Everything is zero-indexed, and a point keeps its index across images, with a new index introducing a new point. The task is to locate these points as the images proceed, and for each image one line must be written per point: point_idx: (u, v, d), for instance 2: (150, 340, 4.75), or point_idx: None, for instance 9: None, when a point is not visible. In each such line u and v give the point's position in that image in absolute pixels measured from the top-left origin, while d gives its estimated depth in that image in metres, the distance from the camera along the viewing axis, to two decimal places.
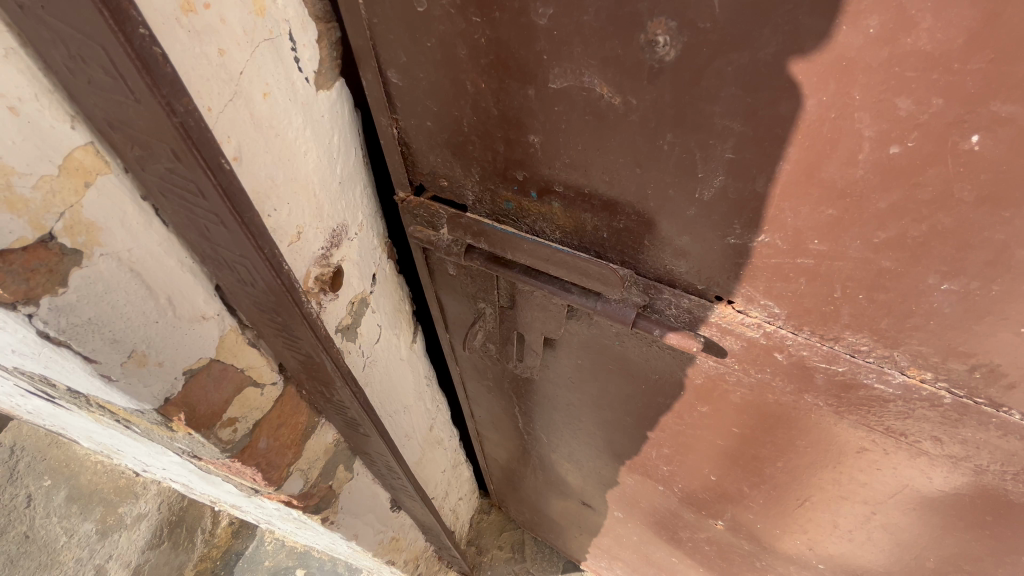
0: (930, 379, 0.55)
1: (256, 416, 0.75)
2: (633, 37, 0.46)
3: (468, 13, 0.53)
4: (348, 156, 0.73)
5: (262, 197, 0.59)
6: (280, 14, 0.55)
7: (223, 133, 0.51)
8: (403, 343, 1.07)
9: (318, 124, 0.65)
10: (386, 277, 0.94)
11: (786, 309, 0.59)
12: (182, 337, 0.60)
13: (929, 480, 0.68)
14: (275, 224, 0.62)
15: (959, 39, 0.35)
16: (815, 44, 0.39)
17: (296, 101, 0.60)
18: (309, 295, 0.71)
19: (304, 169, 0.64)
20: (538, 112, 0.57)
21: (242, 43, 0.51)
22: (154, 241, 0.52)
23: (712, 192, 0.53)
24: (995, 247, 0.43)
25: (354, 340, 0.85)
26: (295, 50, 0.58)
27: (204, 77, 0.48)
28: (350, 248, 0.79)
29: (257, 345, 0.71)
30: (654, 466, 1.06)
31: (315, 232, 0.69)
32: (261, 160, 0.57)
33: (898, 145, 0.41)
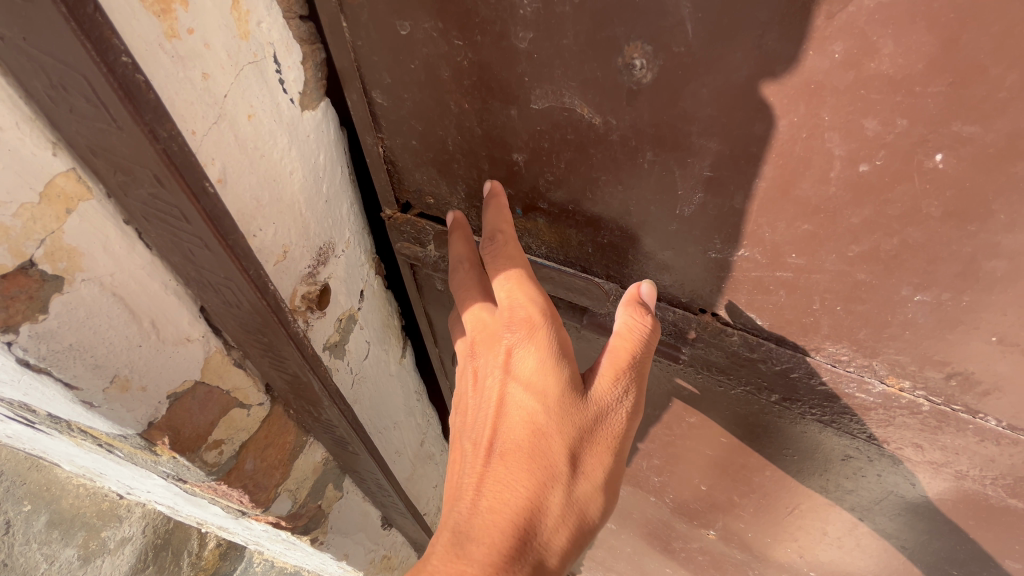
0: (909, 388, 0.57)
1: (241, 437, 0.75)
2: (611, 61, 0.47)
3: (450, 36, 0.54)
4: (334, 175, 0.73)
5: (247, 218, 0.59)
6: (265, 37, 0.55)
7: (207, 155, 0.52)
8: (393, 359, 1.06)
9: (305, 144, 0.65)
10: (374, 292, 0.94)
11: (768, 320, 0.60)
12: (164, 361, 0.59)
13: (912, 486, 0.69)
14: (260, 244, 0.62)
15: (919, 63, 0.36)
16: (785, 67, 0.40)
17: (281, 121, 0.60)
18: (295, 313, 0.71)
19: (289, 189, 0.64)
20: (520, 131, 0.59)
21: (226, 67, 0.51)
22: (137, 265, 0.52)
23: (693, 209, 0.54)
24: (964, 259, 0.44)
25: (342, 357, 0.85)
26: (280, 72, 0.58)
27: (189, 101, 0.48)
28: (337, 264, 0.79)
29: (243, 365, 0.70)
30: (645, 477, 1.07)
31: (301, 250, 0.69)
32: (245, 180, 0.57)
33: (867, 163, 0.42)
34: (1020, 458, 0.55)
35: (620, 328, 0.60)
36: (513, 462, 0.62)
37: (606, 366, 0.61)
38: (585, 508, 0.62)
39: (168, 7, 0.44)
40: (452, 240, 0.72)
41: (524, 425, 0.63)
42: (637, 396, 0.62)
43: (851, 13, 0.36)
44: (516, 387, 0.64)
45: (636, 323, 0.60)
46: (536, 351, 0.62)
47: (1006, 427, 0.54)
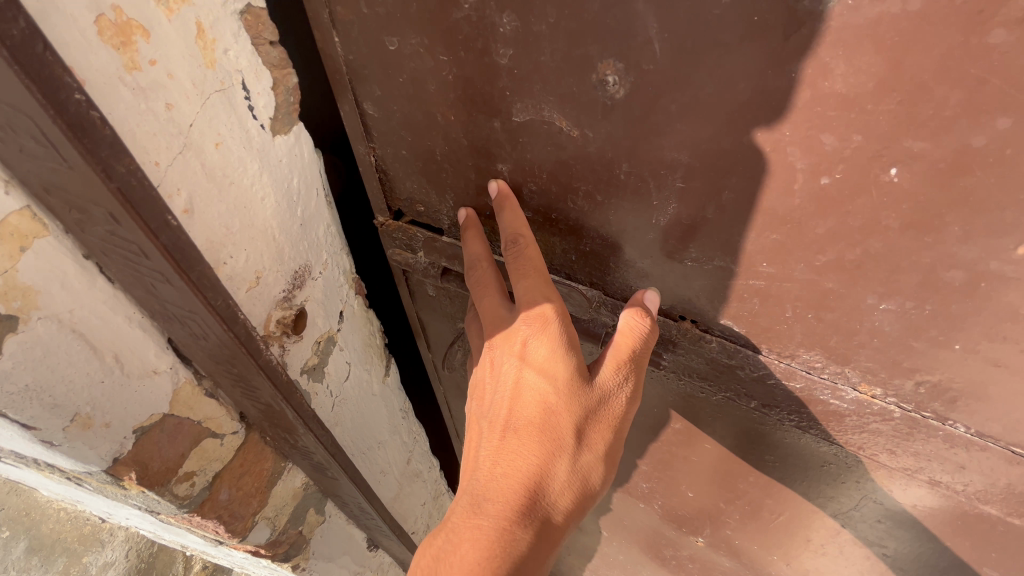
0: (880, 395, 0.58)
1: (215, 468, 0.76)
2: (586, 77, 0.49)
3: (436, 52, 0.56)
4: (310, 197, 0.71)
5: (216, 245, 0.57)
6: (232, 63, 0.53)
7: (172, 186, 0.50)
8: (376, 379, 1.03)
9: (277, 169, 0.63)
10: (354, 313, 0.91)
11: (744, 327, 0.62)
12: (132, 393, 0.59)
13: (890, 493, 0.70)
14: (230, 273, 0.60)
15: (870, 83, 0.38)
16: (746, 86, 0.42)
17: (251, 148, 0.58)
18: (270, 339, 0.70)
19: (261, 216, 0.62)
20: (504, 143, 0.61)
21: (192, 97, 0.49)
22: (99, 299, 0.52)
23: (668, 219, 0.56)
24: (924, 268, 0.46)
25: (321, 380, 0.84)
26: (249, 98, 0.56)
27: (152, 131, 0.46)
28: (315, 286, 0.77)
29: (215, 395, 0.72)
30: (633, 484, 1.08)
31: (275, 275, 0.67)
32: (215, 208, 0.55)
33: (828, 176, 0.44)
34: (990, 466, 0.56)
35: (622, 327, 0.61)
36: (521, 444, 0.63)
37: (609, 358, 0.62)
38: (591, 484, 0.64)
39: (129, 39, 0.42)
40: (466, 240, 0.70)
41: (534, 407, 0.64)
42: (637, 387, 0.63)
43: (804, 35, 0.38)
44: (527, 373, 0.65)
45: (637, 325, 0.61)
46: (546, 340, 0.63)
47: (974, 434, 0.55)
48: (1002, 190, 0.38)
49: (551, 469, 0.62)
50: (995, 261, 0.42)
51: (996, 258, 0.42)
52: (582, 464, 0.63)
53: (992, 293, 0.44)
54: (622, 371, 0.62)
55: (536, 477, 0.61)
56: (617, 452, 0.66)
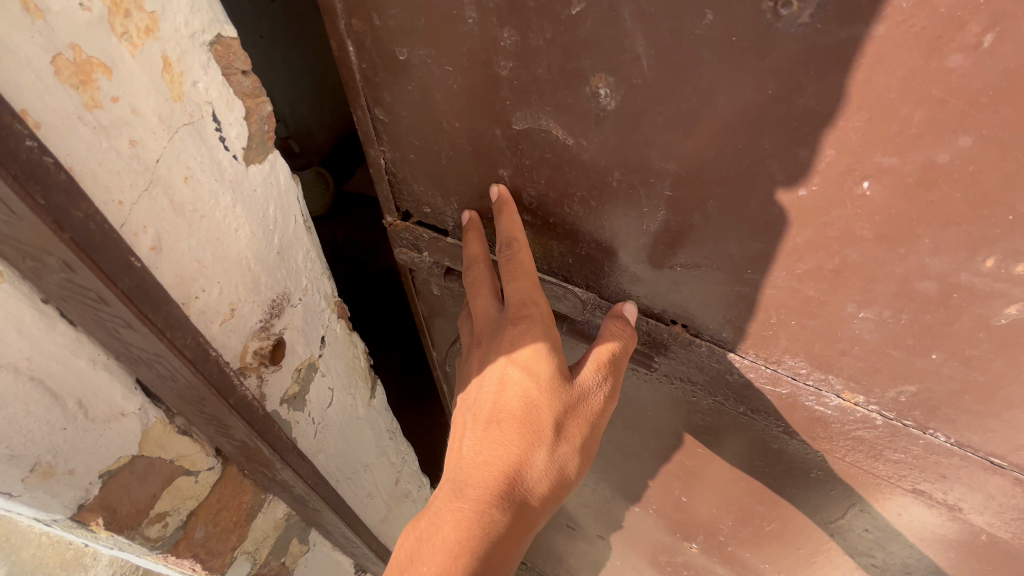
0: (862, 402, 0.59)
1: (189, 506, 0.73)
2: (580, 90, 0.52)
3: (442, 63, 0.60)
4: (285, 225, 0.68)
5: (186, 280, 0.55)
6: (201, 96, 0.52)
7: (137, 224, 0.48)
8: (361, 402, 1.01)
9: (250, 199, 0.61)
10: (337, 337, 0.88)
11: (732, 332, 0.64)
12: (97, 437, 0.57)
13: (877, 503, 0.71)
14: (202, 307, 0.58)
15: (839, 101, 0.40)
16: (727, 101, 0.44)
17: (222, 179, 0.56)
18: (247, 371, 0.67)
19: (235, 247, 0.60)
20: (505, 149, 0.64)
21: (159, 132, 0.48)
22: (57, 343, 0.50)
23: (658, 225, 0.59)
24: (898, 279, 0.47)
25: (302, 408, 0.81)
26: (220, 129, 0.55)
27: (115, 169, 0.45)
28: (294, 313, 0.75)
29: (188, 431, 0.69)
30: (628, 487, 1.09)
31: (252, 306, 0.65)
32: (184, 244, 0.54)
33: (805, 188, 0.46)
34: (971, 477, 0.57)
35: (604, 333, 0.66)
36: (504, 436, 0.65)
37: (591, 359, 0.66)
38: (567, 475, 0.67)
39: (88, 78, 0.41)
40: (467, 241, 0.74)
41: (515, 400, 0.66)
42: (614, 387, 0.68)
43: (779, 55, 0.40)
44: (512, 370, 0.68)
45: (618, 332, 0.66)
46: (533, 338, 0.67)
47: (953, 444, 0.56)
48: (968, 206, 0.40)
49: (530, 459, 0.64)
50: (965, 273, 0.44)
51: (966, 270, 0.44)
52: (561, 457, 0.65)
53: (964, 305, 0.46)
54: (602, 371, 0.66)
55: (516, 466, 0.64)
56: (592, 448, 0.69)
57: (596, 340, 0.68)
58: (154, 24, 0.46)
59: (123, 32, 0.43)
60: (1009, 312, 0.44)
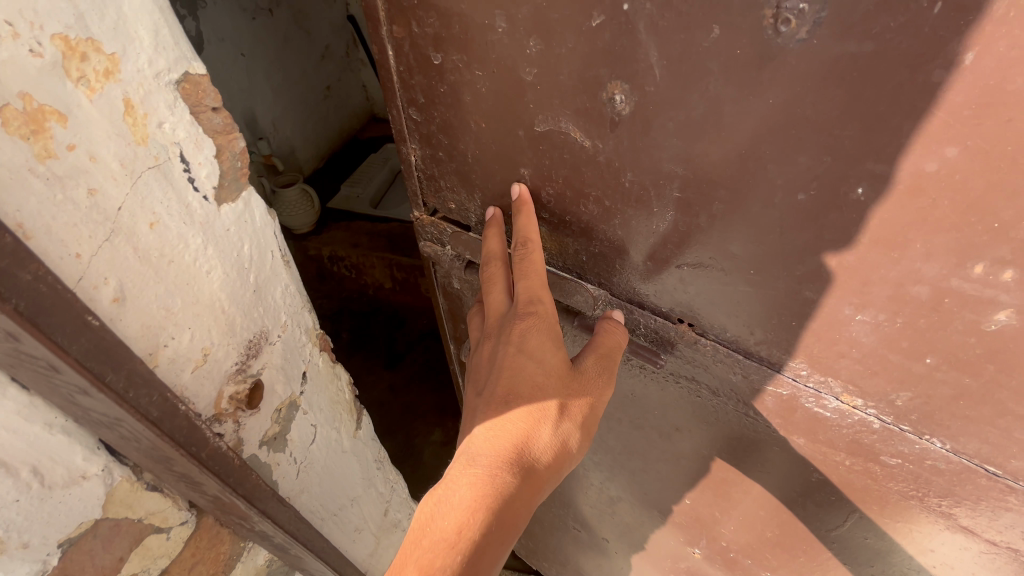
0: (860, 405, 0.61)
1: (160, 565, 0.71)
2: (597, 95, 0.56)
3: (473, 68, 0.65)
4: (262, 262, 0.70)
5: (153, 330, 0.57)
6: (168, 137, 0.54)
7: (100, 275, 0.50)
8: (346, 435, 1.00)
9: (224, 240, 0.63)
10: (320, 371, 0.90)
11: (735, 332, 0.67)
12: (57, 503, 0.56)
13: (877, 513, 0.71)
14: (171, 354, 0.60)
15: (835, 110, 0.43)
16: (731, 108, 0.48)
17: (192, 223, 0.58)
18: (222, 417, 0.69)
19: (207, 291, 0.62)
20: (527, 150, 0.68)
21: (119, 177, 0.50)
22: (10, 409, 0.50)
23: (667, 225, 0.62)
24: (892, 283, 0.50)
25: (283, 449, 0.82)
26: (189, 170, 0.57)
27: (72, 222, 0.47)
28: (273, 352, 0.76)
29: (158, 488, 0.68)
30: (633, 487, 1.12)
31: (227, 349, 0.67)
32: (151, 292, 0.56)
33: (803, 193, 0.49)
34: (967, 484, 0.59)
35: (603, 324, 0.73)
36: (516, 411, 0.69)
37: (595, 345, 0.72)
38: (570, 449, 0.70)
39: (41, 126, 0.43)
40: (487, 237, 0.78)
41: (521, 381, 0.70)
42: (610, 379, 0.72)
43: (779, 66, 0.43)
44: (520, 356, 0.72)
45: (613, 330, 0.73)
46: (542, 325, 0.72)
47: (949, 450, 0.58)
48: (956, 212, 0.43)
49: (536, 432, 0.68)
50: (956, 279, 0.46)
51: (957, 275, 0.46)
52: (569, 431, 0.69)
53: (955, 310, 0.48)
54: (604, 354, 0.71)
55: (527, 437, 0.67)
56: (593, 428, 0.73)
57: (595, 336, 0.73)
58: (115, 67, 0.48)
59: (79, 76, 0.45)
60: (998, 318, 0.46)
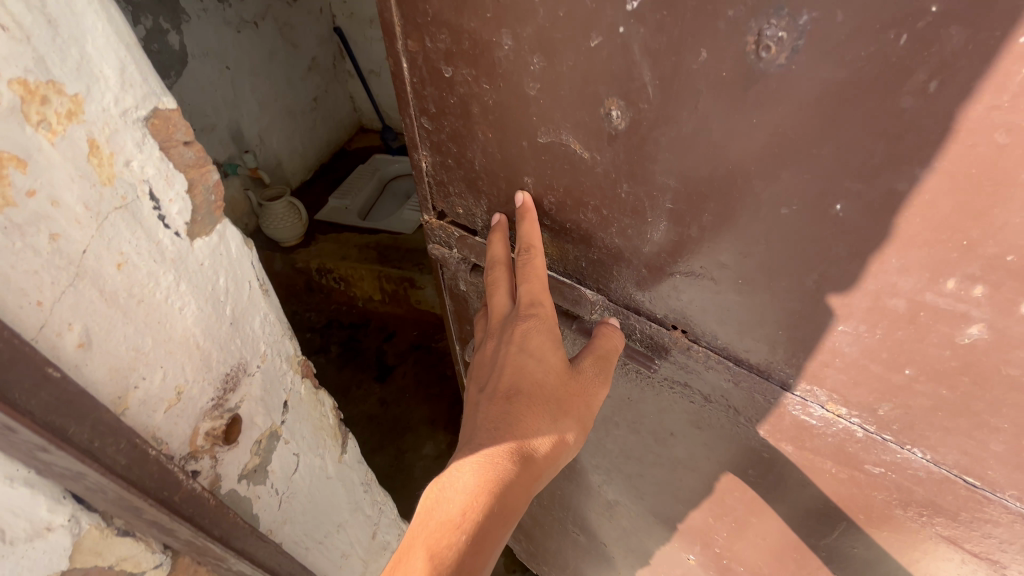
0: (845, 413, 0.63)
1: None
2: (596, 110, 0.60)
3: (481, 82, 0.69)
4: (240, 294, 0.76)
5: (123, 372, 0.61)
6: (137, 175, 0.59)
7: (64, 321, 0.54)
8: (332, 462, 1.03)
9: (199, 274, 0.68)
10: (302, 399, 0.94)
11: (726, 340, 0.69)
12: (19, 558, 0.57)
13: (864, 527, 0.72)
14: (143, 394, 0.64)
15: (815, 130, 0.46)
16: (718, 126, 0.51)
17: (163, 260, 0.63)
18: (198, 453, 0.74)
19: (180, 328, 0.67)
20: (530, 159, 0.72)
21: (83, 220, 0.54)
22: None
23: (660, 234, 0.65)
24: (871, 295, 0.52)
25: (263, 480, 0.87)
26: (159, 207, 0.62)
27: (33, 267, 0.51)
28: (252, 385, 0.81)
29: (130, 532, 0.69)
30: (630, 490, 1.14)
31: (201, 386, 0.72)
32: (119, 334, 0.60)
33: (787, 207, 0.52)
34: (947, 494, 0.60)
35: (600, 328, 0.77)
36: (518, 405, 0.71)
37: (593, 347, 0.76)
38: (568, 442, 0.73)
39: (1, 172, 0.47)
40: (492, 242, 0.82)
41: (524, 378, 0.73)
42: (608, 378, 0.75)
43: (760, 88, 0.46)
44: (523, 354, 0.74)
45: (611, 334, 0.77)
46: (543, 327, 0.75)
47: (929, 460, 0.59)
48: (929, 229, 0.45)
49: (537, 426, 0.70)
50: (930, 293, 0.48)
51: (931, 290, 0.48)
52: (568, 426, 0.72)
53: (930, 323, 0.50)
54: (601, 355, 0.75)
55: (529, 429, 0.70)
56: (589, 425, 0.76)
57: (594, 338, 0.77)
58: (78, 107, 0.52)
59: (40, 119, 0.49)
60: (971, 332, 0.48)
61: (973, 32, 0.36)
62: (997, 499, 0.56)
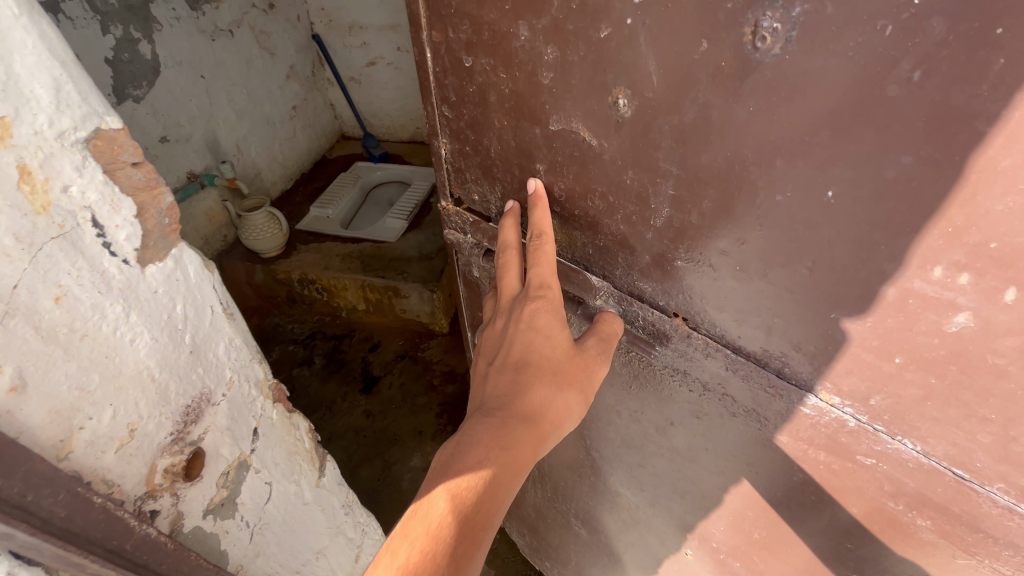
0: (838, 403, 0.65)
1: None
2: (603, 99, 0.63)
3: (498, 72, 0.72)
4: (199, 322, 0.79)
5: (68, 414, 0.63)
6: (77, 201, 0.60)
7: None
8: (308, 486, 1.05)
9: (151, 304, 0.71)
10: (274, 424, 0.98)
11: (725, 328, 0.71)
12: None
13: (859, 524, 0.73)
14: (92, 433, 0.66)
15: (809, 118, 0.48)
16: (718, 115, 0.54)
17: (110, 291, 0.65)
18: (157, 491, 0.76)
19: (132, 361, 0.69)
20: (542, 146, 0.75)
21: (14, 253, 0.55)
22: None
23: (663, 221, 0.68)
24: (863, 283, 0.54)
25: (233, 514, 0.89)
26: (103, 233, 0.64)
27: None
28: (216, 415, 0.84)
29: None
30: (630, 482, 1.16)
31: (157, 421, 0.74)
32: (58, 377, 0.61)
33: (781, 194, 0.54)
34: (938, 487, 0.61)
35: (603, 315, 0.82)
36: (531, 373, 0.75)
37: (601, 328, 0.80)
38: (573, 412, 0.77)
39: None
40: (504, 227, 0.85)
41: (531, 353, 0.76)
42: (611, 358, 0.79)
43: (756, 78, 0.49)
44: (532, 332, 0.77)
45: (612, 321, 0.81)
46: (550, 308, 0.78)
47: (920, 452, 0.60)
48: (917, 217, 0.47)
49: (547, 394, 0.74)
50: (919, 281, 0.50)
51: (919, 277, 0.50)
52: (576, 397, 0.76)
53: (920, 311, 0.52)
54: (608, 336, 0.79)
55: (540, 396, 0.74)
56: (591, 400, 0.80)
57: (595, 323, 0.81)
58: (6, 132, 0.53)
59: None
60: (959, 320, 0.49)
61: (953, 23, 0.38)
62: (984, 492, 0.57)
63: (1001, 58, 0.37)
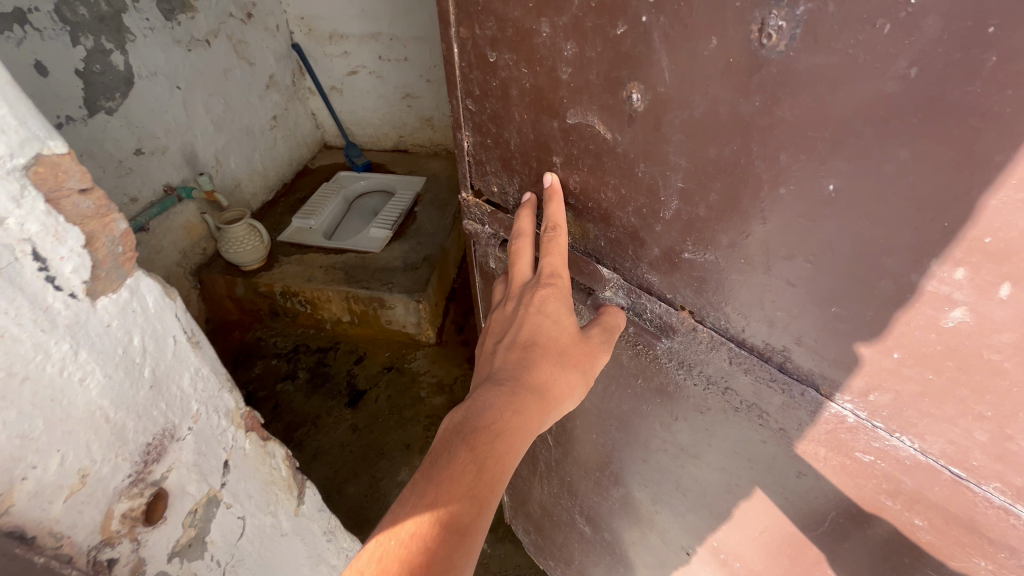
0: (838, 398, 0.66)
1: None
2: (618, 94, 0.66)
3: (520, 67, 0.76)
4: (156, 357, 0.79)
5: (11, 464, 0.60)
6: (17, 234, 0.60)
7: None
8: (286, 514, 1.07)
9: (99, 339, 0.70)
10: (246, 456, 0.99)
11: (730, 322, 0.73)
12: None
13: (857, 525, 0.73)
14: (36, 484, 0.63)
15: (812, 112, 0.50)
16: (727, 109, 0.56)
17: (55, 327, 0.64)
18: (114, 537, 0.74)
19: (82, 403, 0.68)
20: (559, 139, 0.78)
21: None
22: None
23: (672, 214, 0.70)
24: (863, 276, 0.55)
25: (203, 553, 0.88)
26: (47, 266, 0.63)
27: None
28: (178, 451, 0.84)
29: None
30: (635, 478, 1.18)
31: (109, 464, 0.72)
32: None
33: (785, 187, 0.56)
34: (935, 486, 0.61)
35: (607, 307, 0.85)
36: (541, 351, 0.78)
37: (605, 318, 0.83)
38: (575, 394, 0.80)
39: None
40: (520, 216, 0.87)
41: (540, 334, 0.79)
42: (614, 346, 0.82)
43: (762, 74, 0.51)
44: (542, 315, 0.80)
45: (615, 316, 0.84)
46: (558, 296, 0.81)
47: (917, 449, 0.61)
48: (915, 211, 0.48)
49: (555, 372, 0.78)
50: (917, 275, 0.51)
51: (917, 271, 0.51)
52: (580, 379, 0.79)
53: (918, 305, 0.53)
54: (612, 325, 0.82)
55: (549, 372, 0.77)
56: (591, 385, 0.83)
57: (600, 315, 0.85)
58: None
59: None
60: (955, 315, 0.51)
61: (950, 21, 0.40)
62: (980, 492, 0.58)
63: (992, 55, 0.39)
